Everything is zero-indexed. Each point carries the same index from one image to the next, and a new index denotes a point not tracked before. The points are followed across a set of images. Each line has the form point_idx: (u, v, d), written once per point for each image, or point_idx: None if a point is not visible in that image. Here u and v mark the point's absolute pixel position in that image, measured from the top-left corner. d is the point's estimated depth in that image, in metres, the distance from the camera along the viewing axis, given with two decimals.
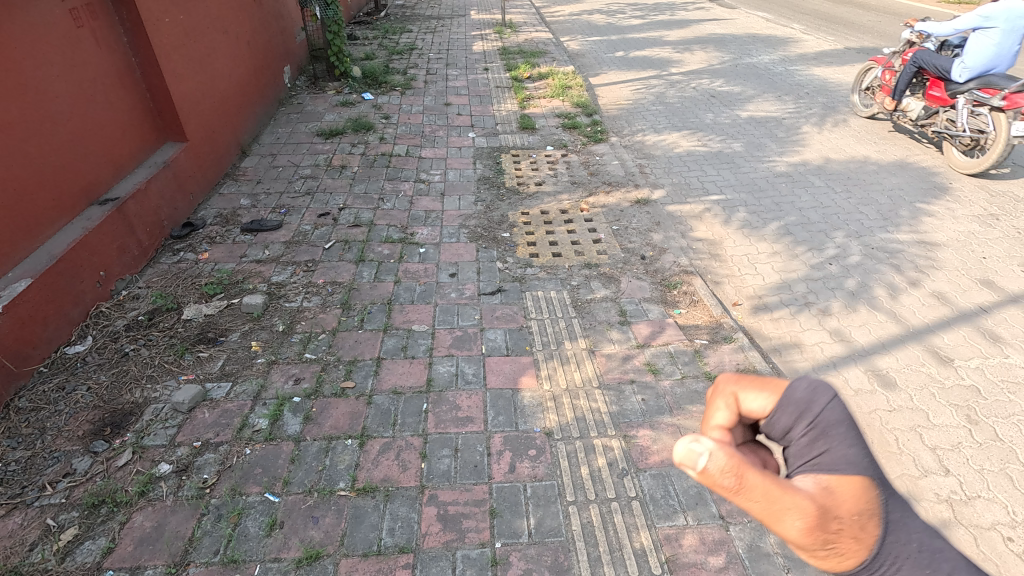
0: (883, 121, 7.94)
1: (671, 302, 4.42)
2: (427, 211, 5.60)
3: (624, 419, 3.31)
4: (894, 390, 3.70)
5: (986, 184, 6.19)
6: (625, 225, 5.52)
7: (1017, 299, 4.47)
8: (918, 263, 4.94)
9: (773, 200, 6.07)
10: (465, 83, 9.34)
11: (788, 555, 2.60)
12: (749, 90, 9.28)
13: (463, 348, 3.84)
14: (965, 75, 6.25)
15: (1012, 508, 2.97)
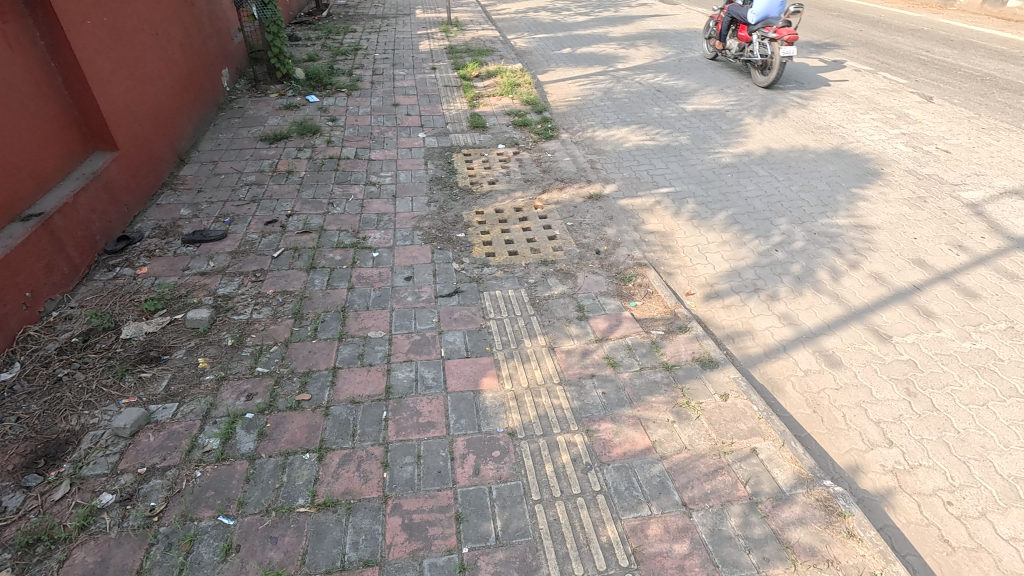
0: (819, 110, 8.29)
1: (627, 295, 4.48)
2: (379, 214, 5.49)
3: (586, 414, 3.34)
4: (839, 369, 3.87)
5: (915, 168, 6.55)
6: (579, 221, 5.57)
7: (947, 276, 4.74)
8: (856, 246, 5.17)
9: (720, 190, 6.25)
10: (413, 83, 9.21)
11: (748, 537, 2.67)
12: (693, 84, 9.52)
13: (422, 352, 3.79)
14: (754, 19, 9.14)
15: (950, 474, 3.15)
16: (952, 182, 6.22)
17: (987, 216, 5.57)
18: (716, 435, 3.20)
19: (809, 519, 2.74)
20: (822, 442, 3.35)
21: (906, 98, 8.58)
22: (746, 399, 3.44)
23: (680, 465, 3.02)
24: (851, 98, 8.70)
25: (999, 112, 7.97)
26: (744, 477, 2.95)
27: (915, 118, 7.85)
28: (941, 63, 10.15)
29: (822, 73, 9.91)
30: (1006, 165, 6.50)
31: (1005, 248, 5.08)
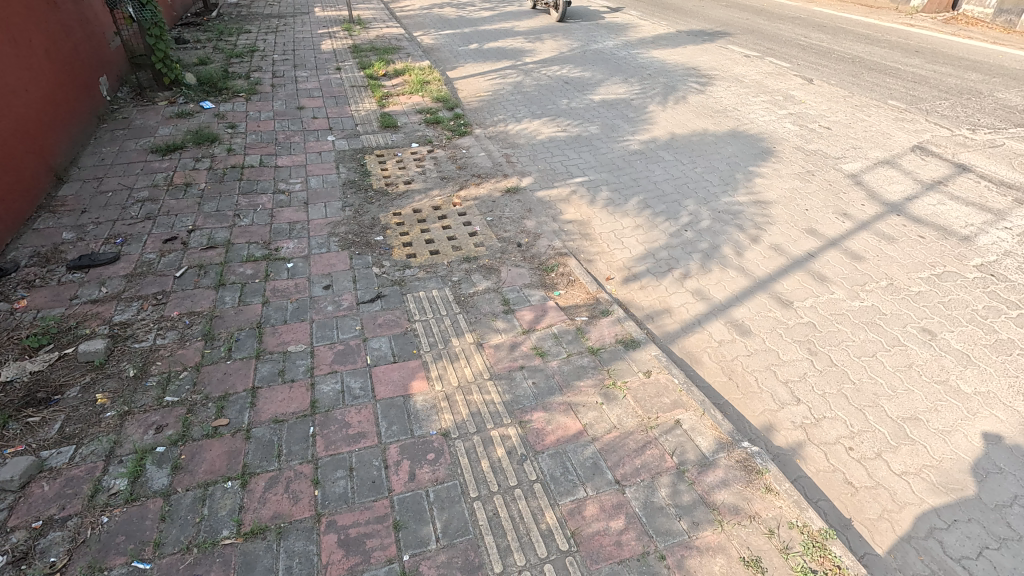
0: (716, 95, 8.78)
1: (550, 284, 4.56)
2: (290, 223, 5.25)
3: (518, 406, 3.37)
4: (749, 337, 4.14)
5: (802, 145, 7.09)
6: (499, 215, 5.60)
7: (836, 242, 5.18)
8: (757, 221, 5.54)
9: (631, 176, 6.48)
10: (317, 84, 8.87)
11: (678, 505, 2.80)
12: (599, 75, 9.80)
13: (347, 362, 3.67)
14: None
15: (849, 422, 3.45)
16: (834, 156, 6.79)
17: (865, 185, 6.13)
18: (642, 411, 3.33)
19: (731, 480, 2.91)
20: (739, 406, 3.58)
21: (790, 81, 9.26)
22: (667, 374, 3.60)
23: (611, 445, 3.12)
24: (743, 82, 9.28)
25: (869, 90, 8.78)
26: (671, 448, 3.10)
27: (799, 99, 8.49)
28: (817, 48, 11.04)
29: (716, 60, 10.49)
30: (877, 138, 7.18)
31: (881, 213, 5.62)
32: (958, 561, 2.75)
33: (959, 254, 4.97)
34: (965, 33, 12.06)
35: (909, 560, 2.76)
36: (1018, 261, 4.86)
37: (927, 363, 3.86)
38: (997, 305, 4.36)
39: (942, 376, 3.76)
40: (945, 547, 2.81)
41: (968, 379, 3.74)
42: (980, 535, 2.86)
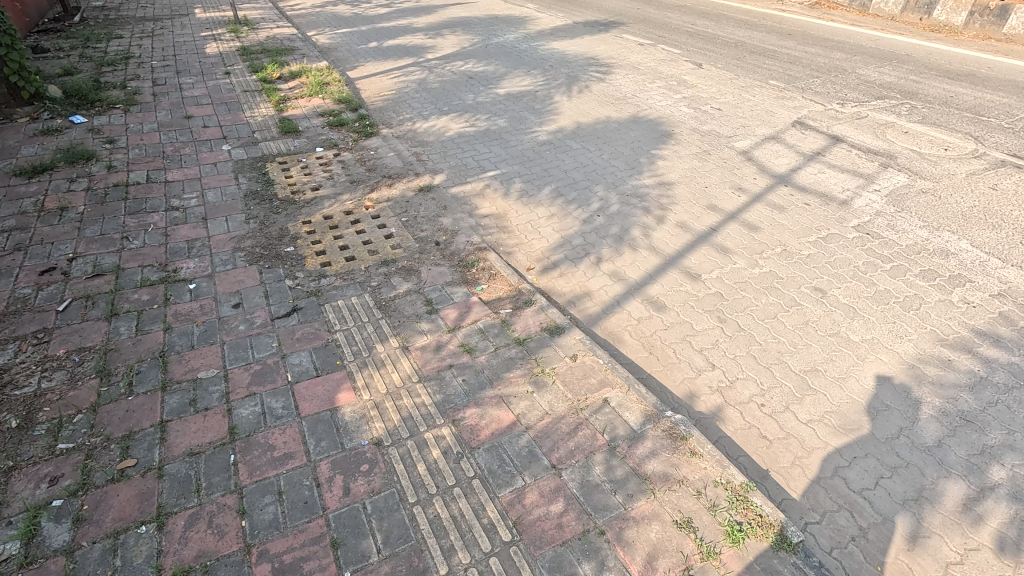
0: (615, 83, 9.09)
1: (471, 280, 4.56)
2: (188, 241, 4.89)
3: (449, 405, 3.35)
4: (665, 312, 4.35)
5: (698, 127, 7.51)
6: (414, 215, 5.52)
7: (734, 216, 5.55)
8: (662, 201, 5.82)
9: (542, 167, 6.60)
10: (205, 91, 8.28)
11: (612, 480, 2.90)
12: (502, 69, 9.85)
13: (265, 382, 3.48)
14: None
15: (759, 380, 3.73)
16: (727, 135, 7.25)
17: (755, 160, 6.60)
18: (571, 395, 3.41)
19: (659, 449, 3.06)
20: (661, 379, 3.76)
21: (682, 67, 9.75)
22: (592, 355, 3.72)
23: (545, 431, 3.18)
24: (640, 69, 9.66)
25: (752, 72, 9.43)
26: (601, 426, 3.20)
27: (692, 83, 8.97)
28: (704, 34, 11.70)
29: (613, 49, 10.85)
30: (762, 116, 7.74)
31: (771, 185, 6.07)
32: (860, 493, 3.05)
33: (840, 217, 5.48)
34: (829, 16, 13.20)
35: (819, 500, 3.03)
36: (888, 219, 5.43)
37: (820, 319, 4.23)
38: (874, 260, 4.85)
39: (833, 328, 4.14)
40: (848, 482, 3.11)
41: (854, 329, 4.14)
42: (876, 467, 3.18)
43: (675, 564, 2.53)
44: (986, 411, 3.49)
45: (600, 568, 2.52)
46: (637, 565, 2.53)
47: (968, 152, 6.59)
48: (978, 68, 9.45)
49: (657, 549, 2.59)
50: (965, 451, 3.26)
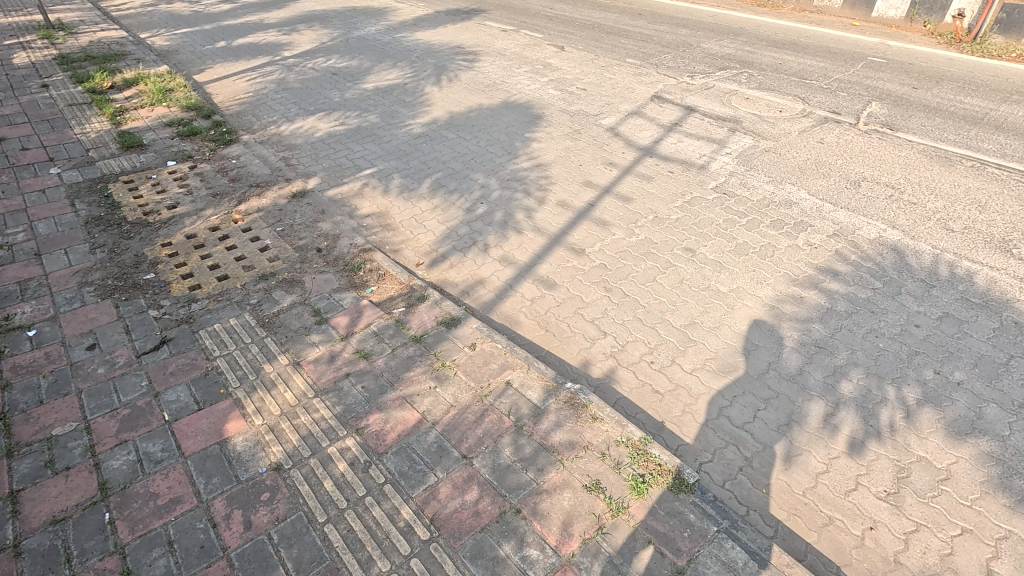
0: (483, 70, 9.14)
1: (360, 283, 4.41)
2: (20, 282, 4.25)
3: (351, 415, 3.24)
4: (555, 289, 4.50)
5: (566, 107, 7.77)
6: (289, 223, 5.21)
7: (608, 189, 5.84)
8: (541, 182, 5.99)
9: (420, 160, 6.50)
10: (19, 108, 7.18)
11: (522, 458, 2.97)
12: (366, 63, 9.52)
13: (137, 426, 3.14)
14: None
15: (647, 340, 3.99)
16: (593, 114, 7.57)
17: (622, 135, 6.97)
18: (475, 383, 3.43)
19: (563, 421, 3.17)
20: (558, 354, 3.90)
21: (545, 50, 10.02)
22: (490, 341, 3.76)
23: (452, 423, 3.18)
24: (505, 56, 9.79)
25: (610, 51, 9.90)
26: (507, 409, 3.26)
27: (556, 66, 9.25)
28: (562, 18, 12.08)
29: (477, 37, 10.88)
30: (624, 93, 8.18)
31: (638, 158, 6.46)
32: (742, 428, 3.38)
33: (700, 182, 5.96)
34: None
35: (709, 440, 3.31)
36: (740, 179, 5.99)
37: (693, 276, 4.60)
38: (732, 216, 5.35)
39: (706, 283, 4.52)
40: (732, 419, 3.44)
41: (723, 281, 4.55)
42: (753, 402, 3.54)
43: (589, 525, 2.65)
44: (834, 336, 4.00)
45: (520, 545, 2.58)
46: (554, 534, 2.62)
47: (798, 112, 7.43)
48: (800, 37, 10.61)
49: (571, 515, 2.70)
50: (821, 373, 3.72)
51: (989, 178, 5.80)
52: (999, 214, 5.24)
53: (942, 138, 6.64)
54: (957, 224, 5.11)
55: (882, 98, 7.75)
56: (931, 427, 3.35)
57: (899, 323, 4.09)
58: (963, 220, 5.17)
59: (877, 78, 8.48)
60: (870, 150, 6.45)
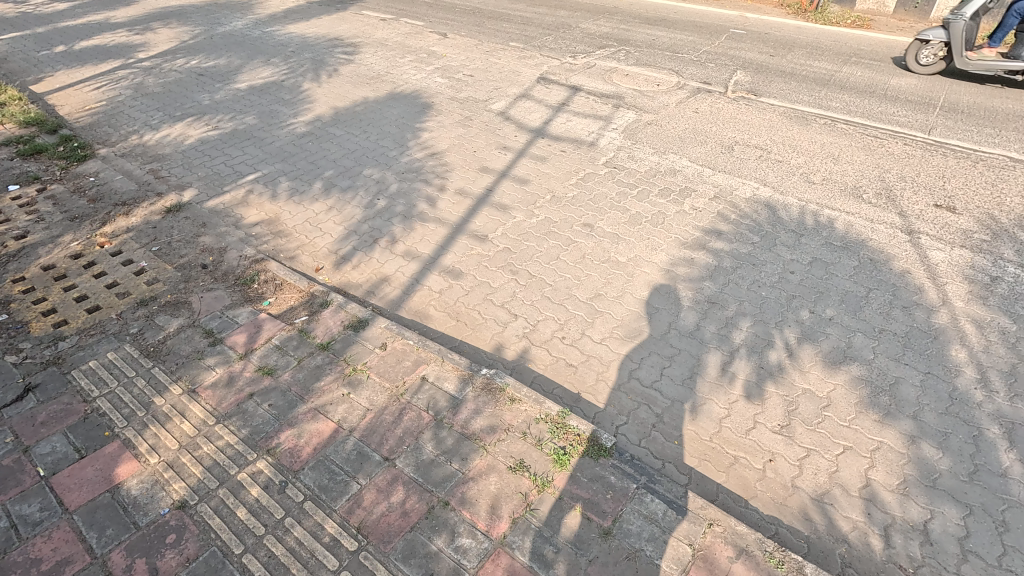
0: (365, 62, 8.82)
1: (255, 297, 4.15)
2: None
3: (260, 436, 3.06)
4: (463, 278, 4.49)
5: (455, 95, 7.70)
6: (166, 240, 4.78)
7: (505, 173, 5.89)
8: (438, 171, 5.92)
9: (307, 160, 6.19)
10: None
11: (446, 451, 2.95)
12: (236, 61, 8.86)
13: (7, 487, 2.78)
14: None
15: (556, 317, 4.10)
16: (483, 99, 7.57)
17: (512, 119, 7.03)
18: (389, 384, 3.35)
19: (481, 407, 3.19)
20: (472, 342, 3.91)
21: (428, 38, 9.83)
22: (401, 339, 3.68)
23: (370, 427, 3.09)
24: (387, 45, 9.50)
25: (493, 36, 9.91)
26: (425, 404, 3.22)
27: (441, 53, 9.12)
28: (442, 4, 11.89)
29: (355, 27, 10.47)
30: (511, 77, 8.23)
31: (530, 140, 6.55)
32: (651, 387, 3.58)
33: (591, 158, 6.16)
34: None
35: (623, 403, 3.48)
36: (628, 152, 6.26)
37: (594, 250, 4.77)
38: (624, 189, 5.59)
39: (606, 255, 4.70)
40: (642, 380, 3.63)
41: (621, 251, 4.75)
42: (659, 361, 3.75)
43: (517, 505, 2.70)
44: (723, 291, 4.32)
45: (452, 536, 2.57)
46: (483, 519, 2.64)
47: (674, 85, 7.86)
48: (670, 13, 11.19)
49: (499, 498, 2.73)
50: (716, 326, 4.01)
51: (840, 133, 6.47)
52: (850, 164, 5.87)
53: (798, 100, 7.30)
54: (817, 177, 5.67)
55: (745, 67, 8.38)
56: (811, 361, 3.73)
57: (777, 272, 4.49)
58: (822, 173, 5.74)
59: (740, 48, 9.15)
60: (739, 115, 6.97)
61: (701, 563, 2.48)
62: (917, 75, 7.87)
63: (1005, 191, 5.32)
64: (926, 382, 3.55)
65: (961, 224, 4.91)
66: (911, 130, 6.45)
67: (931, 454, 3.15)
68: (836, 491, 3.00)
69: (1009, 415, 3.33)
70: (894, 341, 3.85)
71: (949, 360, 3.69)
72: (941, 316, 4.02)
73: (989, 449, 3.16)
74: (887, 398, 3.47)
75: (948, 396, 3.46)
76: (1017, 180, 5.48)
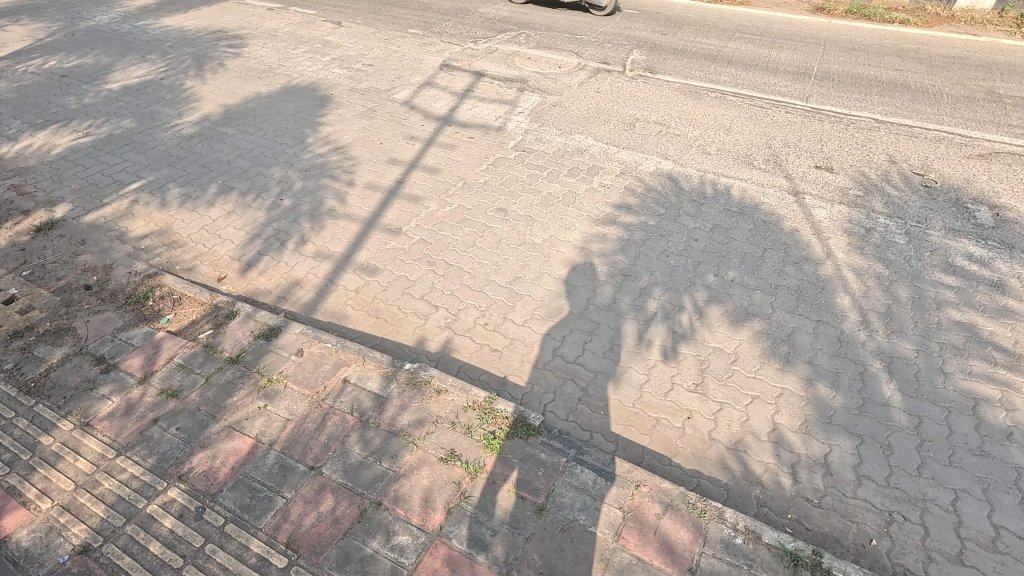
0: (255, 55, 8.29)
1: (151, 315, 3.83)
2: None
3: (169, 463, 2.85)
4: (379, 274, 4.37)
5: (355, 86, 7.42)
6: (39, 263, 4.31)
7: (414, 164, 5.77)
8: (343, 166, 5.70)
9: (198, 163, 5.76)
10: None
11: (374, 451, 2.88)
12: (104, 59, 8.05)
13: None
14: None
15: (478, 304, 4.10)
16: (385, 89, 7.35)
17: (417, 108, 6.89)
18: (309, 390, 3.22)
19: (407, 403, 3.13)
20: (394, 339, 3.84)
21: (321, 28, 9.39)
22: (318, 343, 3.53)
23: (292, 438, 2.96)
24: (277, 37, 8.97)
25: (390, 23, 9.62)
26: (349, 407, 3.12)
27: (336, 43, 8.75)
28: None
29: (240, 18, 9.80)
30: (412, 65, 8.05)
31: (437, 128, 6.44)
32: (574, 362, 3.67)
33: (500, 143, 6.16)
34: None
35: (549, 381, 3.55)
36: (535, 135, 6.32)
37: (509, 234, 4.80)
38: (534, 172, 5.65)
39: (521, 238, 4.75)
40: (565, 357, 3.71)
41: (536, 233, 4.81)
42: (580, 337, 3.86)
43: (450, 495, 2.69)
44: (636, 263, 4.49)
45: (387, 536, 2.53)
46: (418, 514, 2.62)
47: (574, 66, 8.00)
48: None
49: (432, 491, 2.71)
50: (631, 297, 4.17)
51: (730, 105, 6.87)
52: (740, 134, 6.25)
53: (691, 75, 7.66)
54: (712, 148, 5.99)
55: (640, 46, 8.67)
56: (719, 321, 3.97)
57: (683, 241, 4.72)
58: (716, 144, 6.07)
59: (634, 27, 9.45)
60: (638, 93, 7.22)
61: (632, 523, 2.60)
62: (793, 48, 8.47)
63: (873, 150, 5.87)
64: (818, 329, 3.89)
65: (839, 182, 5.38)
66: (791, 99, 6.96)
67: (827, 394, 3.46)
68: (748, 438, 3.24)
69: (888, 350, 3.72)
70: (789, 294, 4.17)
71: (836, 307, 4.05)
72: (827, 268, 4.40)
73: (873, 383, 3.52)
74: (786, 347, 3.76)
75: (837, 339, 3.81)
76: (882, 139, 6.06)
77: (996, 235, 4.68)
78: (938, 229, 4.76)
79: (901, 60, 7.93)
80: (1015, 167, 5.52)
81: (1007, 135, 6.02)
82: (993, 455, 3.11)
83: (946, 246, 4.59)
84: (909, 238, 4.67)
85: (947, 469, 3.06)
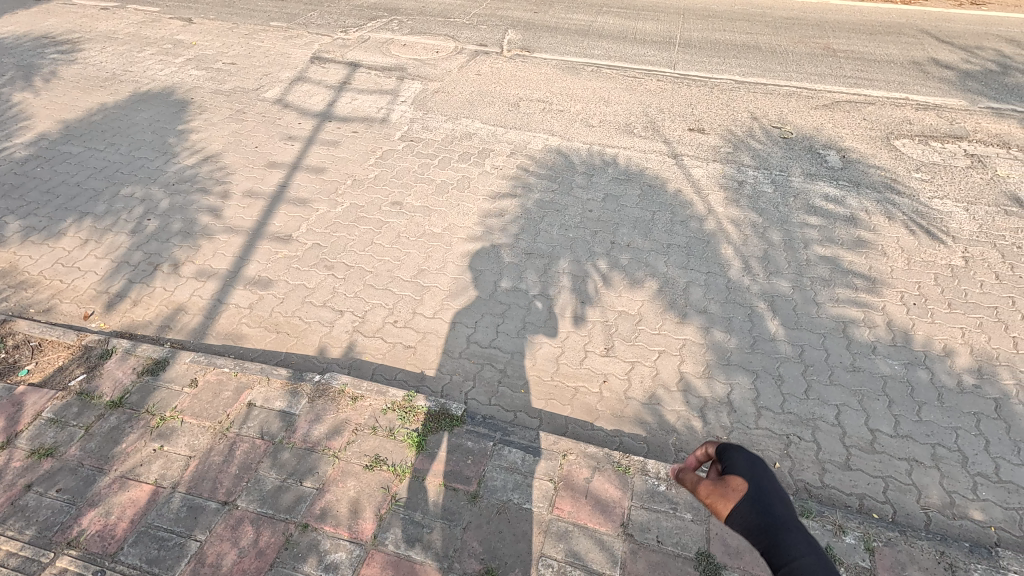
0: (93, 61, 7.37)
1: (7, 368, 3.36)
2: None
3: (54, 530, 2.54)
4: (273, 286, 4.11)
5: (217, 87, 6.83)
6: None
7: (295, 165, 5.45)
8: (216, 176, 5.26)
9: (40, 189, 5.08)
10: None
11: (292, 474, 2.73)
12: None
13: None
14: None
15: (384, 303, 3.98)
16: (252, 89, 6.83)
17: (292, 106, 6.48)
18: (210, 422, 2.97)
19: (321, 415, 2.99)
20: (299, 352, 3.64)
21: (168, 27, 8.52)
22: (214, 369, 3.26)
23: (197, 475, 2.73)
24: (117, 39, 8.03)
25: (248, 17, 8.93)
26: (257, 432, 2.92)
27: (189, 42, 8.00)
28: None
29: (69, 20, 8.68)
30: (279, 60, 7.54)
31: (317, 125, 6.11)
32: (489, 347, 3.68)
33: (385, 135, 5.96)
34: None
35: (466, 368, 3.54)
36: (421, 123, 6.18)
37: (408, 227, 4.69)
38: (425, 161, 5.54)
39: (420, 230, 4.65)
40: (480, 342, 3.71)
41: (435, 223, 4.74)
42: (492, 320, 3.87)
43: (380, 501, 2.62)
44: (537, 239, 4.56)
45: (319, 557, 2.43)
46: (348, 527, 2.53)
47: (452, 50, 7.90)
48: None
49: (361, 501, 2.62)
50: (536, 274, 4.24)
51: (606, 78, 7.10)
52: (619, 104, 6.51)
53: (566, 51, 7.83)
54: (595, 120, 6.19)
55: (514, 25, 8.71)
56: (621, 286, 4.15)
57: (579, 212, 4.87)
58: (598, 116, 6.27)
59: (506, 7, 9.46)
60: (518, 72, 7.28)
61: (564, 492, 2.67)
62: (656, 18, 8.90)
63: (737, 109, 6.35)
64: (708, 280, 4.18)
65: (711, 142, 5.77)
66: (660, 67, 7.33)
67: (723, 338, 3.74)
68: (660, 391, 3.43)
69: (769, 290, 4.08)
70: (679, 252, 4.44)
71: (721, 257, 4.38)
72: (709, 222, 4.72)
73: (760, 322, 3.85)
74: (682, 301, 4.01)
75: (725, 287, 4.12)
76: (743, 98, 6.56)
77: (845, 175, 5.26)
78: (798, 175, 5.26)
79: (751, 24, 8.59)
80: (853, 113, 6.21)
81: (845, 86, 6.74)
82: (864, 369, 3.53)
83: (806, 190, 5.08)
84: (775, 186, 5.13)
85: (830, 388, 3.43)
